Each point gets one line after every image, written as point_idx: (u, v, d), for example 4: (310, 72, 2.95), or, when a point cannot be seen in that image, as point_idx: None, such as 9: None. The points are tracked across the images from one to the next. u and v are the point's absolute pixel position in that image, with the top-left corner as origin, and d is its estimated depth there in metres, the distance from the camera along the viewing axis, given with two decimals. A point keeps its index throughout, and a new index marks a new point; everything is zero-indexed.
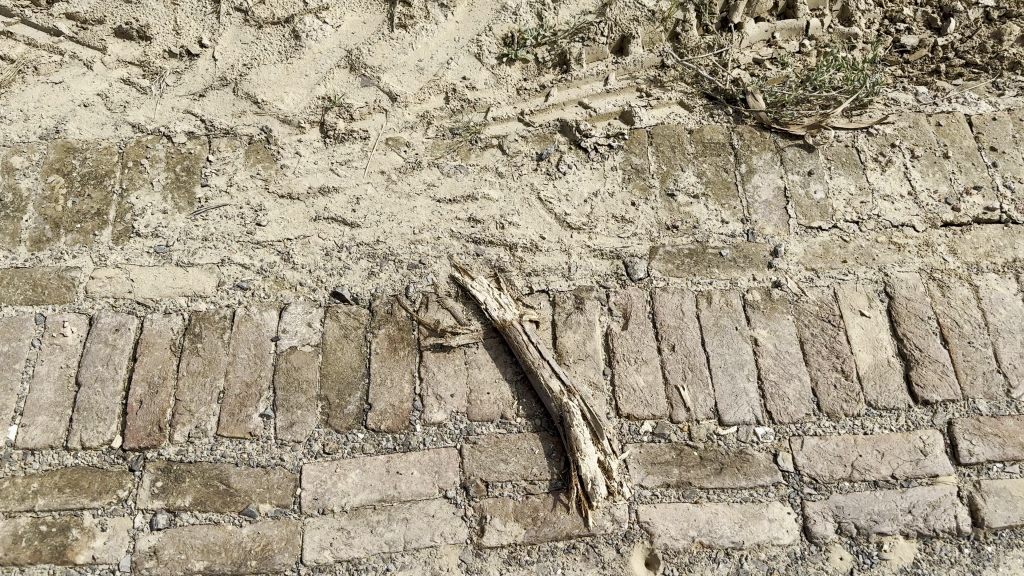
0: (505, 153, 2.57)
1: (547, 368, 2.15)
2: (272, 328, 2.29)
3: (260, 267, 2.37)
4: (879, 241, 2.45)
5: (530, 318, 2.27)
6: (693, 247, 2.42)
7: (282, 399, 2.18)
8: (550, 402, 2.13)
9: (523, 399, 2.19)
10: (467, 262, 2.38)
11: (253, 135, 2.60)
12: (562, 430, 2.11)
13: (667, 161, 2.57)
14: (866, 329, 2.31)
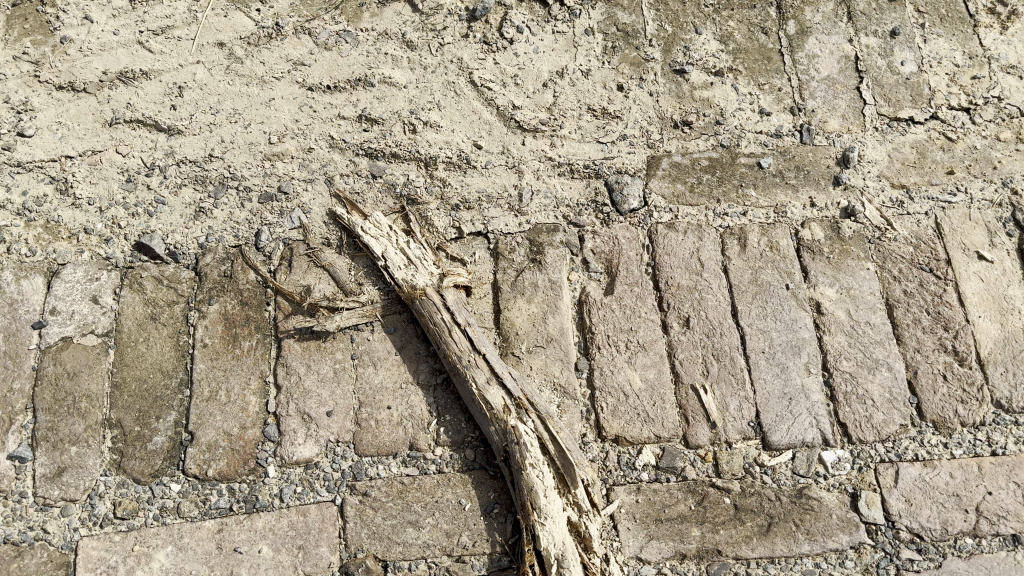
0: (417, 10, 1.64)
1: (482, 369, 1.31)
2: (35, 306, 1.42)
3: (21, 206, 1.49)
4: (1001, 139, 1.57)
5: (458, 284, 1.40)
6: (714, 156, 1.54)
7: (48, 428, 1.34)
8: (488, 426, 1.29)
9: (447, 417, 1.34)
10: (359, 190, 1.49)
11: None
12: (509, 473, 1.28)
13: (673, 19, 1.65)
14: (987, 283, 1.47)
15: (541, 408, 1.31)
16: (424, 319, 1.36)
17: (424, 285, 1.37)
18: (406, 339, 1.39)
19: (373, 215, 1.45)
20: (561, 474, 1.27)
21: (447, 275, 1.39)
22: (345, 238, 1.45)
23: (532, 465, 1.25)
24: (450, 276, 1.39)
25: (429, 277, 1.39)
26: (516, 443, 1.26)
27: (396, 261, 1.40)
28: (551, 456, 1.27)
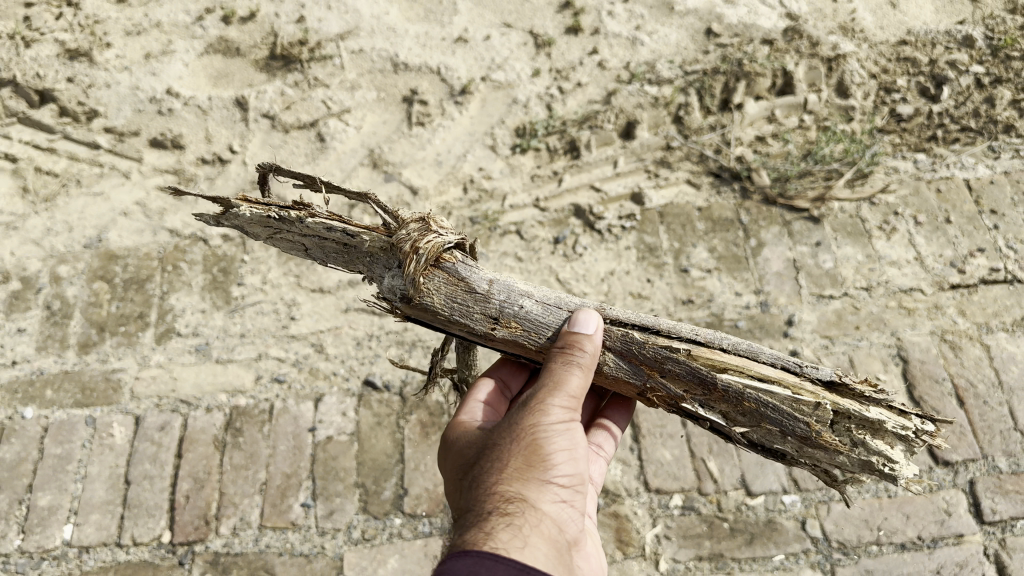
0: (523, 238, 2.68)
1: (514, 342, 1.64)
2: (308, 418, 2.40)
3: (295, 360, 2.48)
4: (890, 306, 2.53)
5: (445, 264, 1.64)
6: (710, 320, 2.51)
7: (320, 487, 2.28)
8: (630, 387, 1.65)
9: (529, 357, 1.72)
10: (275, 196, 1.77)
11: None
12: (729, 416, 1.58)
13: (679, 239, 2.68)
14: (883, 393, 2.38)
15: (604, 302, 1.64)
16: (433, 310, 1.65)
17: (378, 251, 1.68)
18: (377, 264, 1.70)
19: (275, 208, 1.70)
20: (784, 417, 1.51)
21: (434, 261, 1.63)
22: (253, 227, 1.77)
23: (738, 413, 1.56)
24: (436, 255, 1.61)
25: (379, 242, 1.65)
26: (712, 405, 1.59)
27: (330, 235, 1.69)
28: (756, 407, 1.53)
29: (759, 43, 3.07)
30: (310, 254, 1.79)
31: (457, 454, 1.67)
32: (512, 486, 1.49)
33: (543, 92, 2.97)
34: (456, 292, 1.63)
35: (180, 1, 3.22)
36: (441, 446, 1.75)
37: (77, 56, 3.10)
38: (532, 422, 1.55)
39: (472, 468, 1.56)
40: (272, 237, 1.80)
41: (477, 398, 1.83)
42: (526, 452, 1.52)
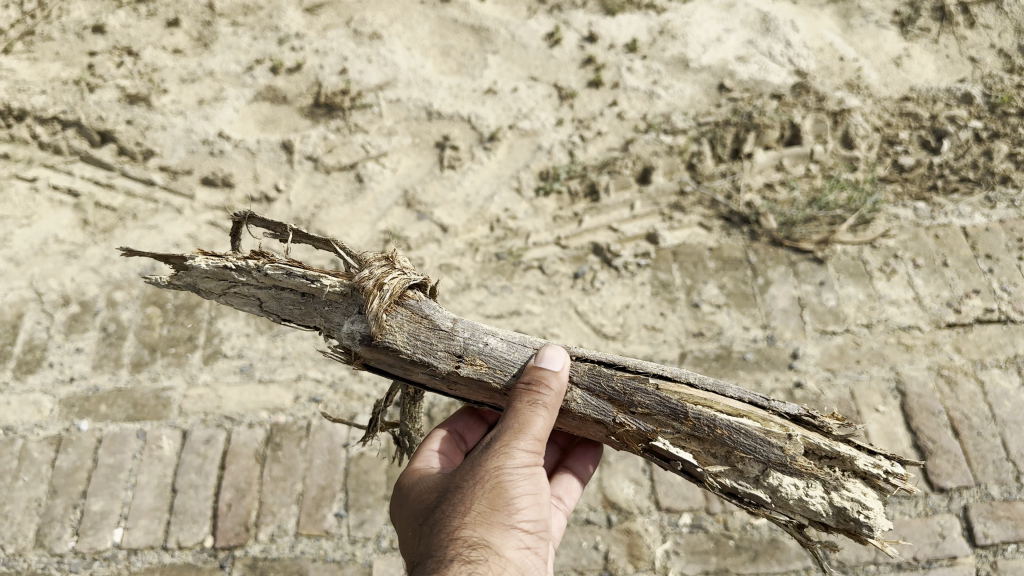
0: (546, 273, 2.87)
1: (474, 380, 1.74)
2: (343, 435, 2.59)
3: (332, 381, 2.68)
4: (889, 342, 2.69)
5: (408, 304, 1.77)
6: (719, 351, 2.68)
7: (353, 499, 2.46)
8: (600, 427, 1.73)
9: (489, 402, 1.82)
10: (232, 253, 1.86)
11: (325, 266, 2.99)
12: (699, 454, 1.66)
13: (691, 276, 2.87)
14: (882, 424, 2.53)
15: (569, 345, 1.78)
16: (396, 351, 1.74)
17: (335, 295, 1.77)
18: (337, 311, 1.80)
19: (233, 259, 1.78)
20: (756, 444, 1.59)
21: (396, 301, 1.75)
22: (209, 281, 1.83)
23: (710, 444, 1.63)
24: (400, 293, 1.75)
25: (337, 287, 1.75)
26: (685, 444, 1.66)
27: (289, 282, 1.77)
28: (729, 436, 1.61)
29: (769, 98, 3.29)
30: (268, 308, 1.87)
31: (419, 498, 1.74)
32: (476, 530, 1.58)
33: (566, 139, 3.19)
34: (421, 330, 1.75)
35: (231, 52, 3.49)
36: (403, 488, 1.83)
37: (136, 100, 3.36)
38: (497, 465, 1.64)
39: (437, 513, 1.64)
40: (226, 293, 1.86)
41: (429, 450, 1.97)
42: (491, 496, 1.61)
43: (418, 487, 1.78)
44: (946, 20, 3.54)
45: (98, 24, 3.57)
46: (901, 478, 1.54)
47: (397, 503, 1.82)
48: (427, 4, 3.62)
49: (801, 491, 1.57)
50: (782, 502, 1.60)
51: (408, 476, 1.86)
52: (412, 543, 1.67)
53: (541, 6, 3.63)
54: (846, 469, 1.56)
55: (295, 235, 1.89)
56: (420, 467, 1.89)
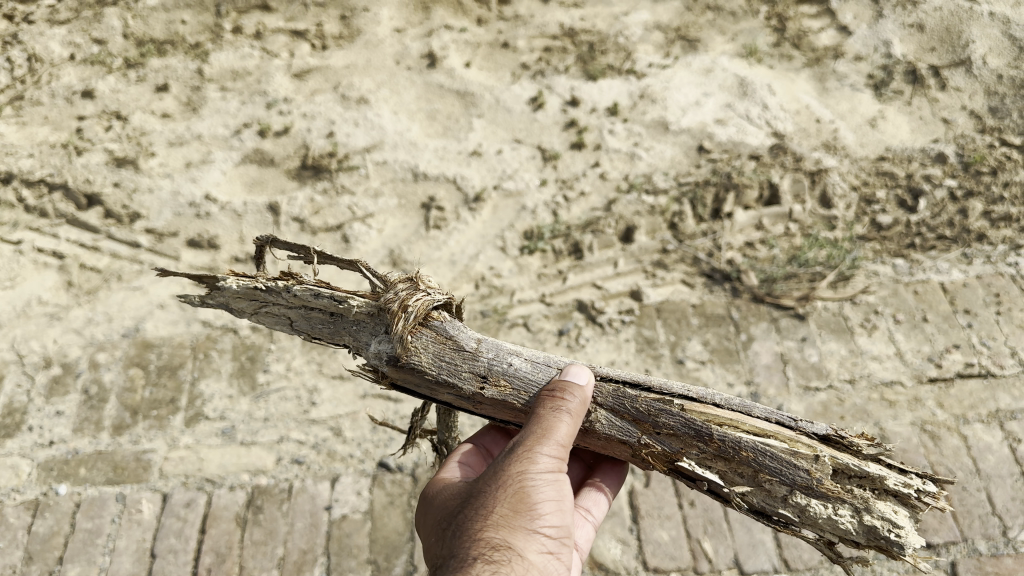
0: (530, 330, 2.88)
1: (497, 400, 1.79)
2: (325, 497, 2.55)
3: (315, 442, 2.66)
4: (872, 398, 2.70)
5: (433, 325, 1.83)
6: None
7: (335, 563, 2.42)
8: (626, 447, 1.78)
9: (514, 422, 1.86)
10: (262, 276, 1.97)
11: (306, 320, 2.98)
12: (727, 475, 1.71)
13: (675, 332, 2.88)
14: None
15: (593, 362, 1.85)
16: (419, 371, 1.81)
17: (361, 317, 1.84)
18: (363, 332, 1.87)
19: (264, 281, 1.88)
20: (781, 466, 1.64)
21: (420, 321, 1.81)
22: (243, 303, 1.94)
23: (734, 465, 1.69)
24: (424, 313, 1.81)
25: (364, 307, 1.83)
26: (711, 463, 1.72)
27: (317, 303, 1.86)
28: (755, 458, 1.66)
29: (747, 158, 3.36)
30: (299, 326, 1.96)
31: (446, 505, 1.74)
32: (498, 532, 1.57)
33: (549, 200, 3.24)
34: (445, 351, 1.81)
35: (220, 117, 3.53)
36: (430, 500, 1.83)
37: (124, 163, 3.39)
38: (521, 470, 1.64)
39: (460, 518, 1.64)
40: (258, 316, 1.97)
41: (455, 460, 1.98)
42: (514, 499, 1.61)
43: (446, 495, 1.78)
44: (918, 83, 3.63)
45: (88, 90, 3.63)
46: (931, 494, 1.59)
47: (424, 514, 1.81)
48: (413, 69, 3.69)
49: (829, 510, 1.62)
50: (810, 520, 1.65)
51: (434, 487, 1.86)
52: (436, 547, 1.67)
53: (525, 71, 3.70)
54: (877, 488, 1.61)
55: (325, 259, 1.98)
56: (446, 477, 1.90)
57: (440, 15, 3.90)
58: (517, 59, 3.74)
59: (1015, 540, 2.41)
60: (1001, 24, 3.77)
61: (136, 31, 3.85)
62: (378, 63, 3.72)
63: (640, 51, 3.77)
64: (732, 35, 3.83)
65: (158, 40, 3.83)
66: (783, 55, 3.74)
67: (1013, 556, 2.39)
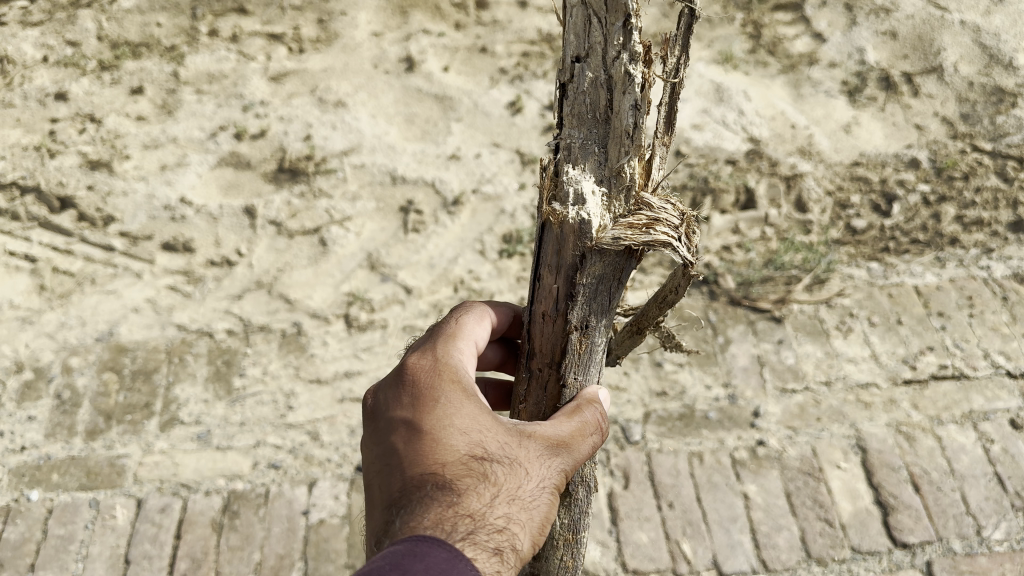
0: None
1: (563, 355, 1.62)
2: (302, 502, 2.53)
3: (291, 447, 2.63)
4: (848, 400, 2.73)
5: (634, 265, 1.54)
6: (682, 411, 2.71)
7: (312, 568, 2.40)
8: None
9: (528, 357, 1.69)
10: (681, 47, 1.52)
11: (275, 319, 2.96)
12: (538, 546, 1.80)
13: (654, 335, 2.89)
14: (845, 480, 2.56)
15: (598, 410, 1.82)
16: (581, 254, 1.47)
17: (616, 169, 1.45)
18: (587, 153, 1.48)
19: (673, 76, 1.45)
20: None
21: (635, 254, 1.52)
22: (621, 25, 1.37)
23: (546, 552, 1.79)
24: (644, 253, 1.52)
25: (630, 172, 1.45)
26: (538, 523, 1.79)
27: (620, 110, 1.42)
28: None
29: (723, 163, 3.39)
30: (577, 71, 1.45)
31: (460, 427, 1.45)
32: (513, 527, 1.37)
33: (528, 204, 3.25)
34: (611, 285, 1.54)
35: (196, 119, 3.50)
36: (435, 385, 1.52)
37: (98, 166, 3.35)
38: (547, 471, 1.47)
39: (477, 476, 1.39)
40: (614, 28, 1.37)
41: (466, 336, 1.68)
42: (535, 499, 1.43)
43: (461, 404, 1.49)
44: (891, 89, 3.66)
45: (62, 92, 3.59)
46: None
47: (418, 403, 1.50)
48: (391, 73, 3.67)
49: None
50: None
51: (445, 373, 1.55)
52: (430, 475, 1.39)
53: (503, 75, 3.70)
54: None
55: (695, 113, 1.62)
56: (458, 360, 1.60)
57: (418, 19, 3.89)
58: (496, 64, 3.74)
59: (989, 539, 2.44)
60: (972, 32, 3.82)
61: (110, 33, 3.81)
62: (356, 66, 3.70)
63: None
64: (708, 41, 3.85)
65: (133, 42, 3.79)
66: (759, 62, 3.76)
67: (988, 555, 2.41)
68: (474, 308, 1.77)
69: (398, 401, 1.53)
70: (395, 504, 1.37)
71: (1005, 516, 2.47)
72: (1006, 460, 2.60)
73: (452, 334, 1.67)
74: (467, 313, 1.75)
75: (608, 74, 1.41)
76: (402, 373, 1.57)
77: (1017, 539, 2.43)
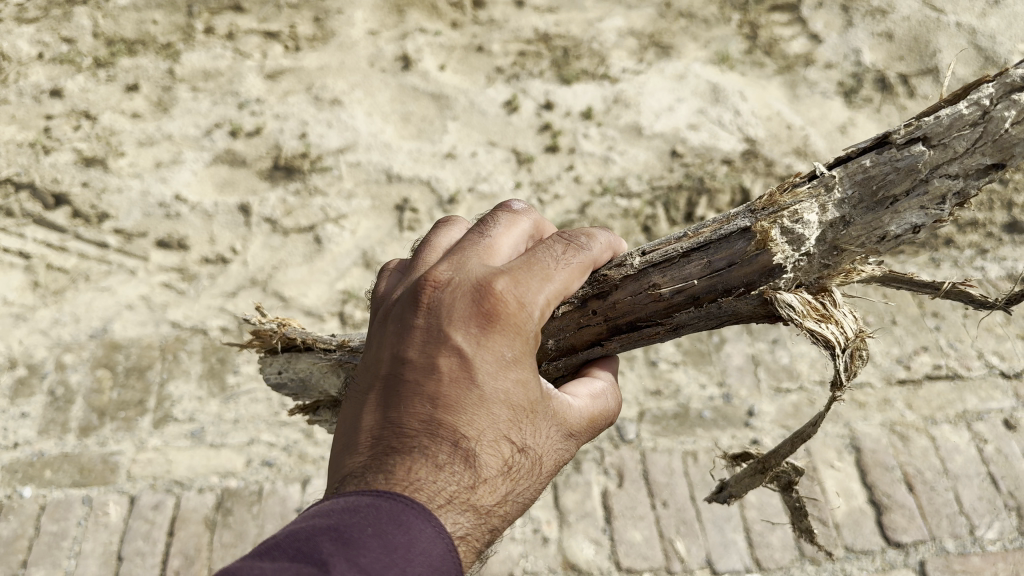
0: None
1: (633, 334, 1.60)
2: (296, 499, 2.53)
3: (285, 444, 2.63)
4: (842, 399, 2.73)
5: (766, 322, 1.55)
6: (676, 410, 2.70)
7: None
8: None
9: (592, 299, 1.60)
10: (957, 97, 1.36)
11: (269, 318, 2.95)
12: None
13: None
14: (838, 480, 2.56)
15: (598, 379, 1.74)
16: (745, 283, 1.46)
17: (838, 243, 1.42)
18: (857, 204, 1.39)
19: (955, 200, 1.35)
20: None
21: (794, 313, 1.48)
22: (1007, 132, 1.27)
23: None
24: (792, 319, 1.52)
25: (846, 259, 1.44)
26: None
27: (897, 212, 1.37)
28: None
29: (719, 162, 3.39)
30: (910, 148, 1.32)
31: (508, 396, 1.28)
32: (504, 520, 1.28)
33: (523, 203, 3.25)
34: (738, 321, 1.54)
35: (191, 117, 3.50)
36: (509, 334, 1.31)
37: (92, 162, 3.34)
38: (549, 466, 1.38)
39: (498, 461, 1.27)
40: (984, 117, 1.28)
41: (561, 281, 1.41)
42: (529, 492, 1.34)
43: (521, 366, 1.30)
44: (888, 90, 3.66)
45: (57, 89, 3.58)
46: None
47: (484, 339, 1.29)
48: (387, 71, 3.66)
49: None
50: None
51: (525, 327, 1.33)
52: (459, 438, 1.24)
53: (499, 74, 3.69)
54: None
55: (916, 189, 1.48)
56: (539, 308, 1.37)
57: (414, 17, 3.88)
58: (492, 62, 3.73)
59: (982, 539, 2.44)
60: (968, 34, 3.81)
61: (106, 30, 3.80)
62: (352, 65, 3.69)
63: (614, 56, 3.79)
64: (705, 41, 3.85)
65: (128, 39, 3.78)
66: (755, 62, 3.77)
67: (981, 554, 2.41)
68: (587, 252, 1.49)
69: (458, 318, 1.32)
70: (405, 443, 1.22)
71: (998, 515, 2.48)
72: (1000, 460, 2.60)
73: (548, 270, 1.40)
74: (574, 255, 1.46)
75: (923, 179, 1.34)
76: (480, 291, 1.33)
77: (1010, 538, 2.43)
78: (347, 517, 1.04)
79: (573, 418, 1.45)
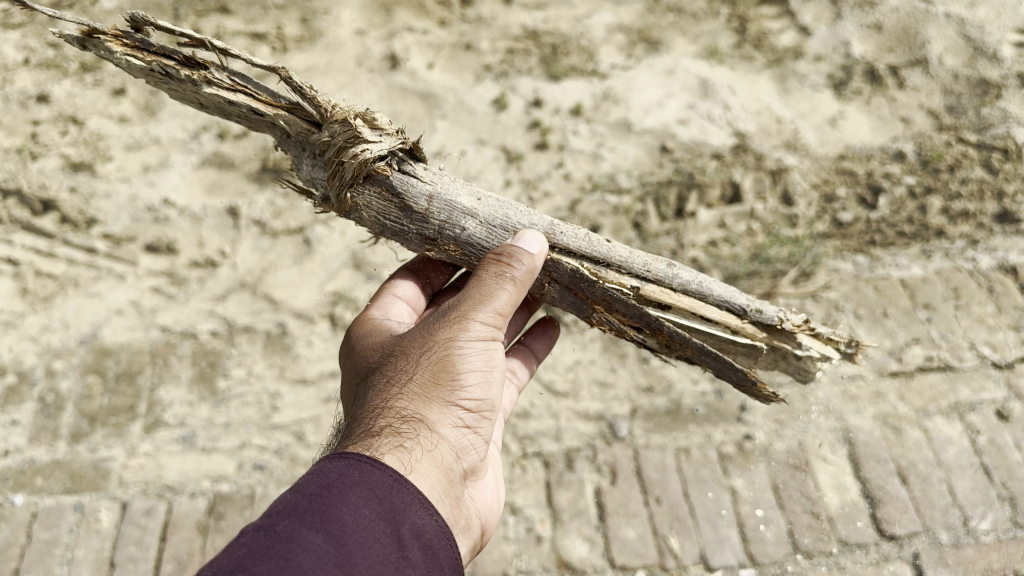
0: None
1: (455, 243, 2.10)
2: None
3: (277, 448, 2.62)
4: (835, 393, 2.73)
5: (379, 177, 2.05)
6: (669, 406, 2.69)
7: None
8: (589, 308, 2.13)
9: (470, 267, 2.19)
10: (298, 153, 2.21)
11: (259, 320, 2.93)
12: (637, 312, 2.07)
13: None
14: (832, 473, 2.56)
15: (556, 226, 2.06)
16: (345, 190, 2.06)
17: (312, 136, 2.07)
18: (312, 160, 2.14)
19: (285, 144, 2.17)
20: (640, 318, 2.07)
21: (368, 172, 2.03)
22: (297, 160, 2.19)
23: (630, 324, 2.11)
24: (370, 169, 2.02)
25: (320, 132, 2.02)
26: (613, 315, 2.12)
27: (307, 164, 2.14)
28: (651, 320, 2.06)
29: (709, 158, 3.38)
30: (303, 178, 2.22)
31: (370, 369, 1.94)
32: (415, 406, 1.80)
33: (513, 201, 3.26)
34: (394, 206, 2.08)
35: (178, 120, 3.48)
36: (362, 346, 2.07)
37: (80, 167, 3.32)
38: (452, 338, 1.88)
39: (386, 389, 1.84)
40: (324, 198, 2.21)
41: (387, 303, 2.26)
42: (437, 370, 1.85)
43: (372, 350, 2.02)
44: (877, 83, 3.64)
45: (43, 94, 3.56)
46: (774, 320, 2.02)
47: (356, 356, 2.06)
48: (375, 70, 3.64)
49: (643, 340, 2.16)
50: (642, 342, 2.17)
51: (375, 335, 2.09)
52: (351, 404, 1.93)
53: (488, 72, 3.68)
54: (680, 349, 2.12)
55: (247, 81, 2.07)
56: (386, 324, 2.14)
57: (402, 17, 3.86)
58: (480, 60, 3.72)
59: (976, 530, 2.44)
60: (957, 24, 3.77)
61: None
62: (340, 65, 3.68)
63: (603, 52, 3.78)
64: (694, 36, 3.84)
65: None
66: (744, 56, 3.75)
67: (975, 546, 2.41)
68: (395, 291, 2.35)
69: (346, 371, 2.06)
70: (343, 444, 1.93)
71: (992, 506, 2.48)
72: (993, 451, 2.60)
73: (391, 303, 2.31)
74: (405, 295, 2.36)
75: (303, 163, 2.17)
76: (357, 333, 2.16)
77: (1003, 529, 2.43)
78: (294, 493, 1.52)
79: (463, 310, 1.92)
